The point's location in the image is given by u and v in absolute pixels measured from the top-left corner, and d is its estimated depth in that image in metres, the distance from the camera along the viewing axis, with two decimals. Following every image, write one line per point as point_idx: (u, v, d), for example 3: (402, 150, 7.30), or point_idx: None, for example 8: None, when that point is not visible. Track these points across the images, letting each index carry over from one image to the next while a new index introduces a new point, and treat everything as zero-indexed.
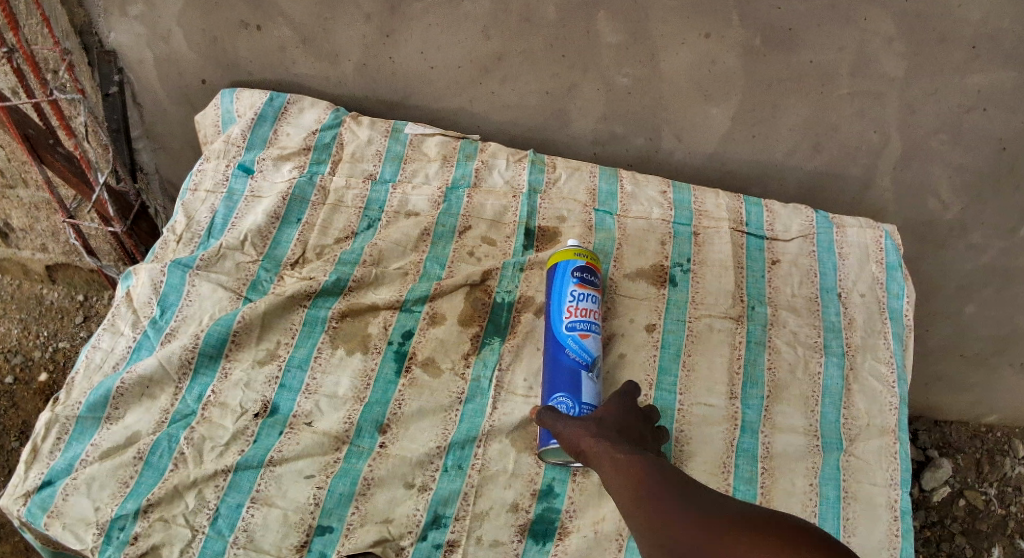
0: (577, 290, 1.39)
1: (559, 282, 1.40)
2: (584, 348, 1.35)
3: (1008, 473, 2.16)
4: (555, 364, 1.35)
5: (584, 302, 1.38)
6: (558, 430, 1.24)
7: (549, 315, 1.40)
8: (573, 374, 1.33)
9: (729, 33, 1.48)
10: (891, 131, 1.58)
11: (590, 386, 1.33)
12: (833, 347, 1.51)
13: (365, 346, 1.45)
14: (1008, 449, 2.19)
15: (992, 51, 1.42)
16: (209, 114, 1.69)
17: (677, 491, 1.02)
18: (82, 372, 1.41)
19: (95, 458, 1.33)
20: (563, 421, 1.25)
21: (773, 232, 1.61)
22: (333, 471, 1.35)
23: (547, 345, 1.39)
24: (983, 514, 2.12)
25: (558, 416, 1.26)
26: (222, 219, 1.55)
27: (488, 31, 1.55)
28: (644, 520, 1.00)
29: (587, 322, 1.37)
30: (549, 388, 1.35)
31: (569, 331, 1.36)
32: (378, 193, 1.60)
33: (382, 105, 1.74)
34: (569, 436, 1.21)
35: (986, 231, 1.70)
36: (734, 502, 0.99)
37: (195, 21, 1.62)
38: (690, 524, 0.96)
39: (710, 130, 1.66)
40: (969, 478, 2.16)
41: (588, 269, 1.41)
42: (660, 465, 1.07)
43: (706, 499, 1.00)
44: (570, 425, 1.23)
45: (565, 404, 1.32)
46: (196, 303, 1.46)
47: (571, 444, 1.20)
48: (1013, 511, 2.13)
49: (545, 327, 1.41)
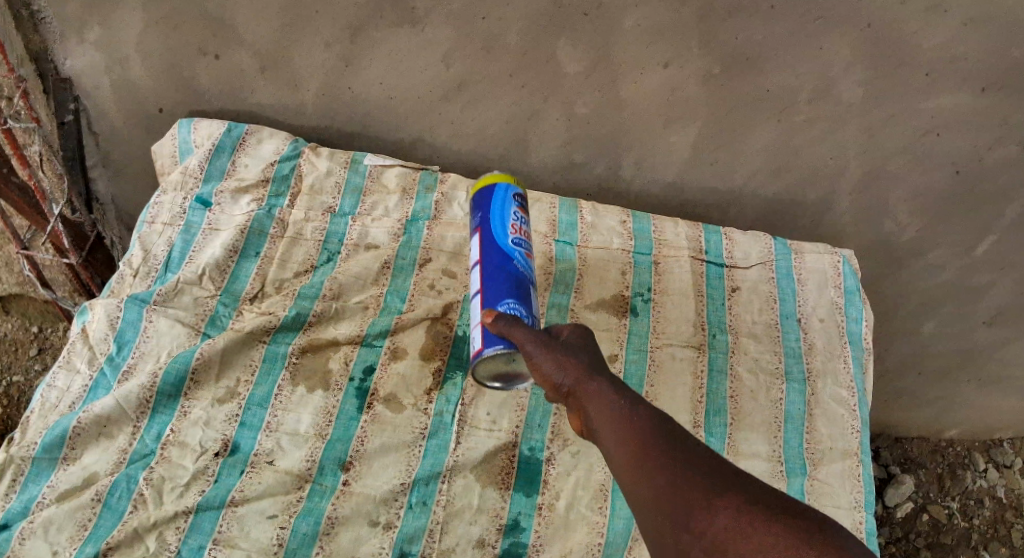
0: (520, 209, 1.17)
1: (501, 193, 1.17)
2: (531, 267, 1.14)
3: (970, 486, 2.17)
4: (501, 275, 1.11)
5: (527, 222, 1.18)
6: (531, 358, 1.00)
7: (487, 228, 1.15)
8: (524, 287, 1.12)
9: (690, 61, 1.48)
10: (850, 156, 1.60)
11: (537, 303, 1.13)
12: (794, 373, 1.51)
13: (325, 383, 1.43)
14: (968, 462, 2.21)
15: (949, 74, 1.43)
16: (166, 144, 1.65)
17: (683, 468, 0.88)
18: (36, 412, 1.36)
19: (52, 501, 1.27)
20: (540, 348, 1.00)
21: (733, 260, 1.61)
22: (296, 511, 1.31)
23: (485, 258, 1.13)
24: (946, 527, 2.12)
25: (534, 340, 1.01)
26: (179, 252, 1.52)
27: (449, 60, 1.54)
28: (642, 503, 0.88)
29: (529, 242, 1.17)
30: (494, 296, 1.10)
31: (516, 245, 1.14)
32: (337, 226, 1.59)
33: (342, 134, 1.73)
34: (549, 372, 0.99)
35: (942, 251, 1.75)
36: (744, 481, 0.87)
37: (152, 49, 1.57)
38: (700, 518, 0.84)
39: (671, 157, 1.67)
40: (931, 493, 2.17)
41: (525, 193, 1.21)
42: (660, 429, 0.92)
43: (715, 478, 0.87)
44: (551, 357, 0.99)
45: (517, 311, 1.09)
46: (154, 338, 1.43)
47: (548, 380, 0.99)
48: (976, 524, 2.14)
49: (478, 237, 1.16)
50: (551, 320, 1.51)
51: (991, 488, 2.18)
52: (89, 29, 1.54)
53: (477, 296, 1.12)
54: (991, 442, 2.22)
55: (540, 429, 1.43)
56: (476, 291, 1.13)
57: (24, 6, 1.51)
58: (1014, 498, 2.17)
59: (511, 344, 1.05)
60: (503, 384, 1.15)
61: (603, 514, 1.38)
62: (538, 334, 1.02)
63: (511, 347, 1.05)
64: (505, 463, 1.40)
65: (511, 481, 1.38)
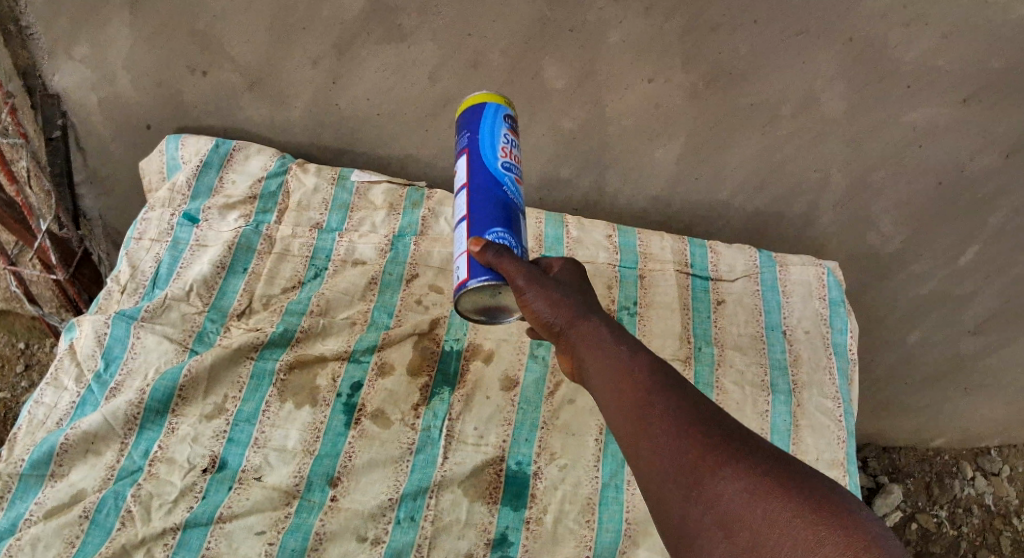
0: (511, 131, 1.09)
1: (491, 113, 1.08)
2: (521, 193, 1.07)
3: (958, 494, 2.19)
4: (489, 202, 1.04)
5: (517, 145, 1.10)
6: (522, 294, 1.00)
7: (476, 149, 1.07)
8: (515, 215, 1.05)
9: (674, 76, 1.49)
10: (834, 169, 1.61)
11: (527, 232, 1.07)
12: (780, 385, 1.52)
13: (313, 399, 1.43)
14: (956, 470, 2.21)
15: (929, 88, 1.45)
16: (154, 160, 1.66)
17: (687, 434, 0.88)
18: (24, 429, 1.36)
19: (39, 518, 1.27)
20: (531, 285, 0.99)
21: (718, 273, 1.63)
22: (284, 527, 1.30)
23: (472, 183, 1.06)
24: (936, 536, 2.14)
25: (524, 274, 0.99)
26: (167, 268, 1.52)
27: (435, 77, 1.55)
28: (647, 470, 0.88)
29: (520, 167, 1.10)
30: (482, 224, 1.03)
31: (506, 171, 1.06)
32: (324, 242, 1.60)
33: (329, 151, 1.75)
34: (540, 310, 1.00)
35: (926, 262, 1.76)
36: (751, 447, 0.86)
37: (140, 66, 1.58)
38: (704, 486, 0.83)
39: (657, 171, 1.68)
40: (920, 502, 2.20)
41: (515, 114, 1.13)
42: (665, 395, 0.92)
43: (720, 445, 0.86)
44: (542, 294, 0.99)
45: (505, 240, 1.03)
46: (142, 355, 1.42)
47: (541, 319, 1.00)
48: (965, 531, 2.16)
49: (465, 159, 1.07)
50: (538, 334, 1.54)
51: (979, 496, 2.19)
52: (77, 46, 1.54)
53: (463, 222, 1.05)
54: (978, 450, 2.21)
55: (528, 443, 1.43)
56: (461, 217, 1.06)
57: (14, 22, 1.52)
58: (1003, 506, 2.18)
59: (498, 276, 1.01)
60: (488, 318, 1.10)
61: (591, 528, 1.37)
62: (528, 268, 1.01)
63: (499, 280, 1.01)
64: (492, 477, 1.40)
65: (499, 495, 1.38)
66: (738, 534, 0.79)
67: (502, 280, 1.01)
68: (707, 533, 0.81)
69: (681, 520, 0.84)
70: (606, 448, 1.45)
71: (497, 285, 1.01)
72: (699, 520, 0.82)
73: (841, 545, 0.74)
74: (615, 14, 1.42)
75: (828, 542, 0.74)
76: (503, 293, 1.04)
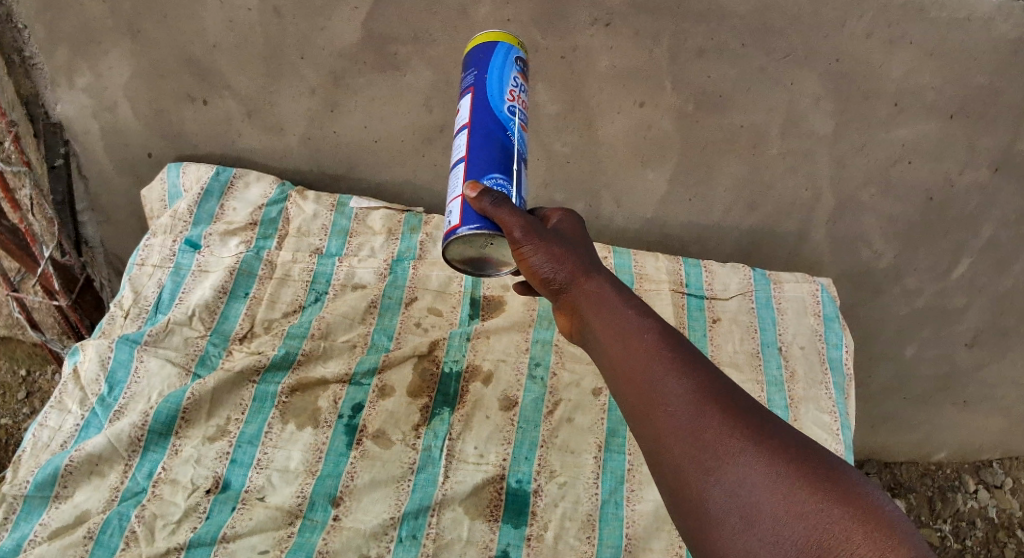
0: (520, 78, 1.10)
1: (501, 54, 1.09)
2: (524, 141, 1.08)
3: (960, 508, 2.24)
4: (489, 144, 1.04)
5: (525, 91, 1.10)
6: (520, 247, 1.00)
7: (482, 89, 1.07)
8: (515, 162, 1.05)
9: (662, 100, 1.54)
10: (823, 186, 1.65)
11: (526, 181, 1.07)
12: (776, 401, 1.56)
13: (315, 420, 1.46)
14: (959, 484, 2.27)
15: (913, 105, 1.49)
16: (156, 189, 1.71)
17: (707, 415, 0.88)
18: (28, 451, 1.37)
19: (44, 539, 1.27)
20: (530, 238, 0.99)
21: (713, 291, 1.67)
22: (287, 546, 1.32)
23: (475, 123, 1.06)
24: (941, 549, 2.16)
25: (522, 227, 0.99)
26: (170, 293, 1.56)
27: (430, 103, 1.59)
28: (663, 453, 0.88)
29: (526, 115, 1.10)
30: (480, 166, 1.03)
31: (511, 115, 1.07)
32: (325, 266, 1.64)
33: (327, 177, 1.78)
34: (539, 264, 1.01)
35: (918, 276, 1.81)
36: (775, 436, 0.86)
37: (140, 95, 1.62)
38: (725, 470, 0.84)
39: (649, 194, 1.72)
40: (923, 516, 2.23)
41: (526, 60, 1.14)
42: (685, 375, 0.92)
43: (743, 431, 0.86)
44: (541, 248, 1.00)
45: (503, 186, 1.02)
46: (145, 379, 1.44)
47: (539, 272, 1.02)
48: (970, 544, 2.19)
49: (471, 97, 1.08)
50: (536, 354, 1.59)
51: (983, 508, 2.24)
52: (79, 75, 1.58)
53: (461, 163, 1.05)
54: (980, 464, 2.28)
55: (527, 461, 1.46)
56: (460, 157, 1.05)
57: (16, 52, 1.54)
58: (1006, 518, 2.23)
59: (490, 225, 1.00)
60: (473, 269, 1.10)
61: (592, 544, 1.40)
62: (525, 219, 1.00)
63: (494, 229, 1.00)
64: (492, 495, 1.42)
65: (500, 513, 1.40)
66: (761, 524, 0.79)
67: (495, 229, 1.00)
68: (729, 518, 0.81)
69: (701, 503, 0.84)
70: (605, 465, 1.49)
71: (490, 234, 1.01)
72: (720, 506, 0.82)
73: (869, 545, 0.75)
74: (605, 40, 1.46)
75: (854, 541, 0.76)
76: (493, 244, 1.03)
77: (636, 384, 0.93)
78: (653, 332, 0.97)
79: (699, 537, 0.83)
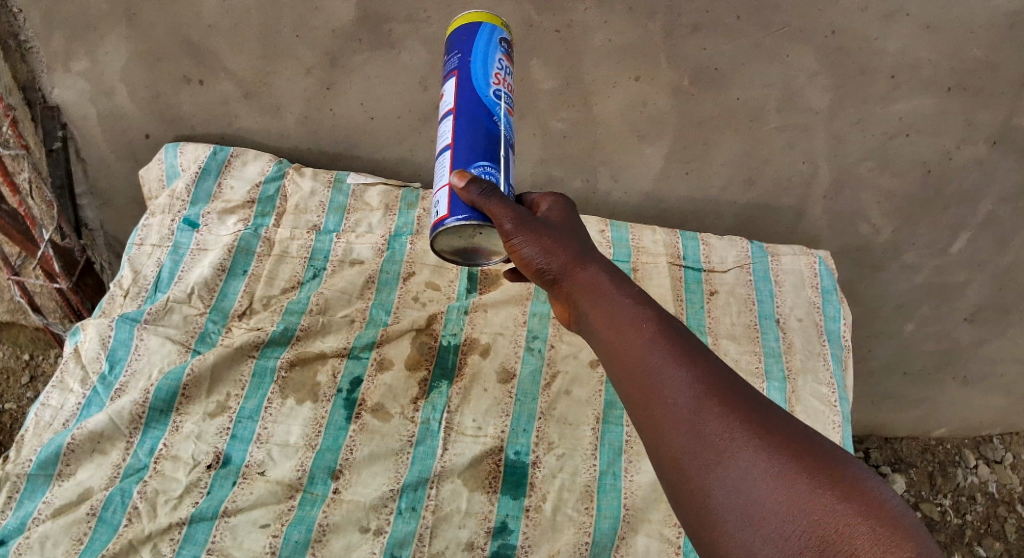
0: (504, 59, 1.09)
1: (485, 35, 1.08)
2: (511, 126, 1.07)
3: (960, 482, 2.25)
4: (475, 131, 1.04)
5: (510, 74, 1.10)
6: (511, 239, 1.01)
7: (465, 72, 1.07)
8: (501, 148, 1.05)
9: (660, 74, 1.54)
10: (822, 160, 1.65)
11: (514, 167, 1.07)
12: (774, 372, 1.57)
13: (314, 395, 1.46)
14: (959, 459, 2.28)
15: (911, 79, 1.49)
16: (154, 169, 1.71)
17: (706, 408, 0.88)
18: (31, 430, 1.37)
19: (48, 516, 1.29)
20: (520, 229, 1.00)
21: (710, 265, 1.68)
22: (288, 519, 1.33)
23: (460, 108, 1.06)
24: (941, 525, 2.17)
25: (512, 218, 1.00)
26: (168, 272, 1.56)
27: (426, 81, 1.60)
28: (664, 443, 0.89)
29: (512, 96, 1.10)
30: (467, 155, 1.03)
31: (496, 100, 1.07)
32: (323, 243, 1.65)
33: (325, 156, 1.79)
34: (531, 255, 1.02)
35: (917, 251, 1.81)
36: (777, 429, 0.86)
37: (138, 79, 1.62)
38: (725, 465, 0.84)
39: (646, 169, 1.72)
40: (923, 491, 2.24)
41: (510, 40, 1.13)
42: (685, 368, 0.92)
43: (743, 426, 0.86)
44: (532, 240, 1.01)
45: (491, 174, 1.03)
46: (146, 356, 1.45)
47: (531, 264, 1.03)
48: (970, 519, 2.20)
49: (456, 82, 1.07)
50: (533, 328, 1.59)
51: (983, 484, 2.24)
52: (75, 60, 1.58)
53: (447, 151, 1.05)
54: (981, 440, 2.29)
55: (525, 433, 1.47)
56: (445, 145, 1.06)
57: (13, 37, 1.55)
58: (1006, 493, 2.24)
59: (479, 215, 1.01)
60: (464, 260, 1.11)
61: (590, 515, 1.41)
62: (516, 210, 1.01)
63: (483, 220, 1.00)
64: (491, 467, 1.43)
65: (498, 485, 1.41)
66: (763, 521, 0.80)
67: (484, 220, 1.01)
68: (730, 510, 0.82)
69: (702, 495, 0.84)
70: (603, 437, 1.50)
71: (479, 225, 1.02)
72: (722, 501, 0.83)
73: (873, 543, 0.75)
74: (599, 16, 1.46)
75: (858, 538, 0.76)
76: (479, 236, 1.04)
77: (635, 378, 0.94)
78: (653, 324, 0.97)
79: (700, 530, 0.84)
